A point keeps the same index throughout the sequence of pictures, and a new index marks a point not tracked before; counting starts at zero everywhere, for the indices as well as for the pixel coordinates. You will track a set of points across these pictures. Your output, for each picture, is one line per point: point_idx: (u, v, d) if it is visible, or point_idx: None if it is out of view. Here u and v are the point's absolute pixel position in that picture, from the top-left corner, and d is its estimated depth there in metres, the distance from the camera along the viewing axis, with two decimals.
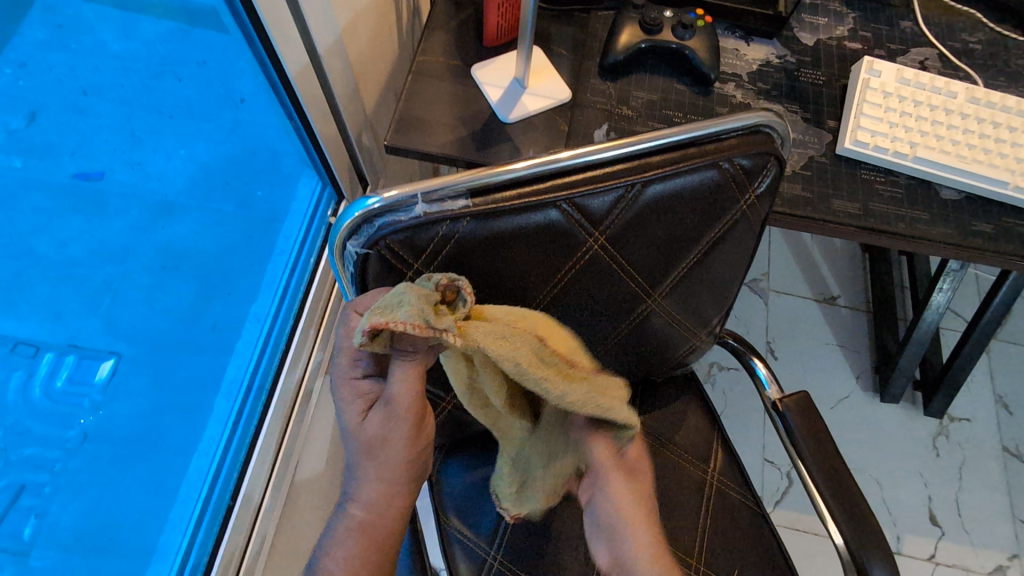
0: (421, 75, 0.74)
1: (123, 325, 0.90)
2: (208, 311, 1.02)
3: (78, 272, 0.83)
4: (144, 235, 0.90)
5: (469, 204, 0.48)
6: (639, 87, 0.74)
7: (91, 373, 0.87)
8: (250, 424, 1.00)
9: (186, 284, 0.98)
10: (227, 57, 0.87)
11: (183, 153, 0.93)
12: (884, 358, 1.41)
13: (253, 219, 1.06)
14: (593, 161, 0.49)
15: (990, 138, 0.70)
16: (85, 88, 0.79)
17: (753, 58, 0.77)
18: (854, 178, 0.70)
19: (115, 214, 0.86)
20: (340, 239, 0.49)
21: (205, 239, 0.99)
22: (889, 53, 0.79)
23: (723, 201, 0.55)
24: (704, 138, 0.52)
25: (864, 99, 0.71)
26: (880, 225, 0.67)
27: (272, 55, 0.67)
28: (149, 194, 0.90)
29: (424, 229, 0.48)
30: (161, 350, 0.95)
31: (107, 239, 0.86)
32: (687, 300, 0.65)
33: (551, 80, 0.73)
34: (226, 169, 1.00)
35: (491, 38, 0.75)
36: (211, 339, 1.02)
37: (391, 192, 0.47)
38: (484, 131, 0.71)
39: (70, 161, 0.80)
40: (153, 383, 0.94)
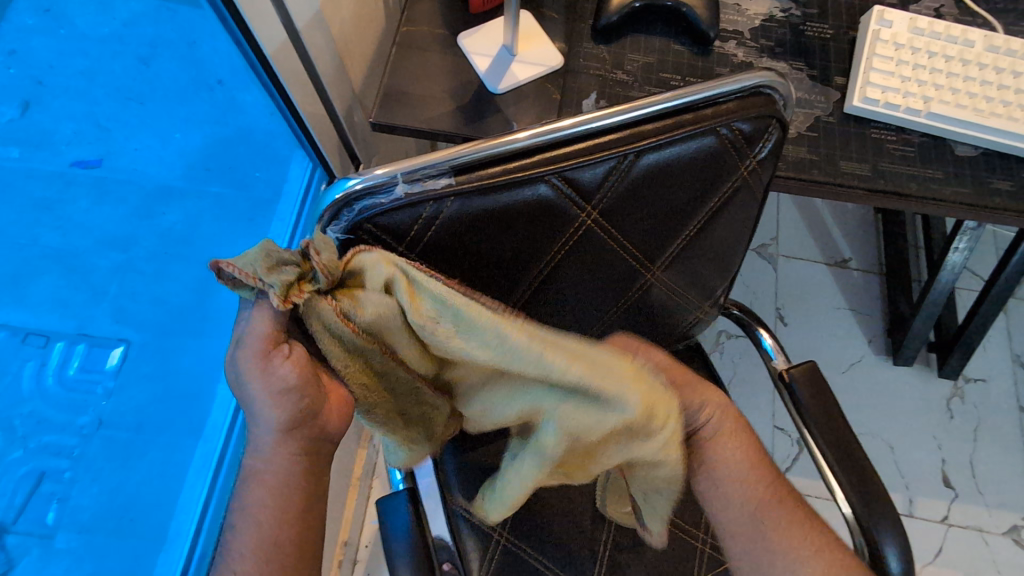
0: (406, 46, 0.71)
1: (130, 312, 0.91)
2: (212, 297, 1.00)
3: (81, 260, 0.85)
4: (143, 221, 0.92)
5: (452, 183, 0.46)
6: (635, 49, 0.71)
7: (102, 359, 0.88)
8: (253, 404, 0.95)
9: (187, 271, 0.98)
10: (204, 34, 0.83)
11: (177, 137, 0.94)
12: (897, 320, 1.38)
13: (252, 197, 1.02)
14: (582, 132, 0.47)
15: (1009, 89, 0.65)
16: (42, 77, 0.77)
17: (755, 12, 0.73)
18: (863, 138, 0.66)
19: (114, 200, 0.88)
20: (320, 225, 0.48)
21: (201, 225, 0.98)
22: (902, 1, 0.75)
23: (722, 169, 0.52)
24: (702, 102, 0.49)
25: (873, 53, 0.67)
26: (892, 186, 0.64)
27: (247, 34, 0.64)
28: (147, 180, 0.92)
29: (406, 211, 0.47)
30: (167, 335, 0.96)
31: (106, 224, 0.88)
32: (688, 271, 0.63)
33: (541, 46, 0.70)
34: (220, 152, 0.98)
35: (477, 4, 0.71)
36: (217, 322, 0.99)
37: (370, 173, 0.45)
38: (472, 103, 0.68)
39: (68, 148, 0.82)
40: (163, 368, 0.95)
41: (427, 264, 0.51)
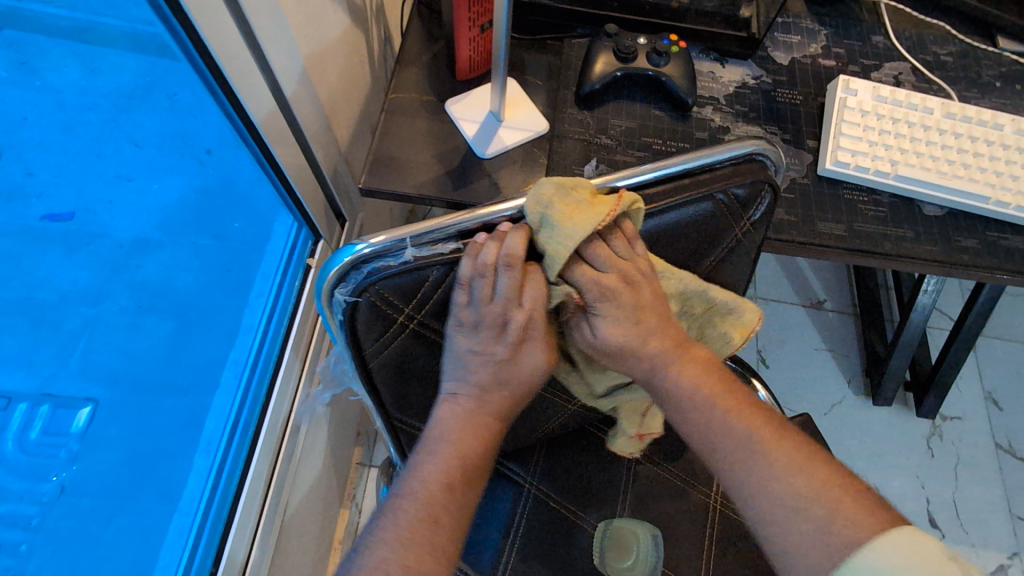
0: (394, 113, 0.72)
1: (99, 369, 0.78)
2: (187, 351, 0.89)
3: (49, 318, 0.71)
4: (115, 275, 0.79)
5: (459, 246, 0.47)
6: (617, 114, 0.73)
7: (67, 422, 0.75)
8: (235, 474, 0.82)
9: (163, 325, 0.86)
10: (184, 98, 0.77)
11: (154, 188, 0.83)
12: (874, 360, 1.42)
13: (236, 251, 0.94)
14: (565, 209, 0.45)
15: (969, 153, 0.69)
16: (138, 139, 0.80)
17: (729, 80, 0.77)
18: (837, 200, 0.69)
19: (85, 253, 0.76)
20: (326, 287, 0.47)
21: (180, 277, 0.88)
22: (863, 69, 0.80)
23: (720, 231, 0.54)
24: (698, 168, 0.51)
25: (842, 119, 0.71)
26: (867, 246, 0.66)
27: (233, 100, 0.62)
28: (122, 232, 0.80)
29: (413, 273, 0.46)
30: (143, 393, 0.83)
31: (74, 280, 0.74)
32: None
33: (527, 111, 0.72)
34: (202, 206, 0.89)
35: (464, 71, 0.73)
36: (202, 384, 0.90)
37: (379, 237, 0.45)
38: (461, 167, 0.69)
39: (38, 202, 0.70)
40: (133, 433, 0.82)
41: (434, 325, 0.51)
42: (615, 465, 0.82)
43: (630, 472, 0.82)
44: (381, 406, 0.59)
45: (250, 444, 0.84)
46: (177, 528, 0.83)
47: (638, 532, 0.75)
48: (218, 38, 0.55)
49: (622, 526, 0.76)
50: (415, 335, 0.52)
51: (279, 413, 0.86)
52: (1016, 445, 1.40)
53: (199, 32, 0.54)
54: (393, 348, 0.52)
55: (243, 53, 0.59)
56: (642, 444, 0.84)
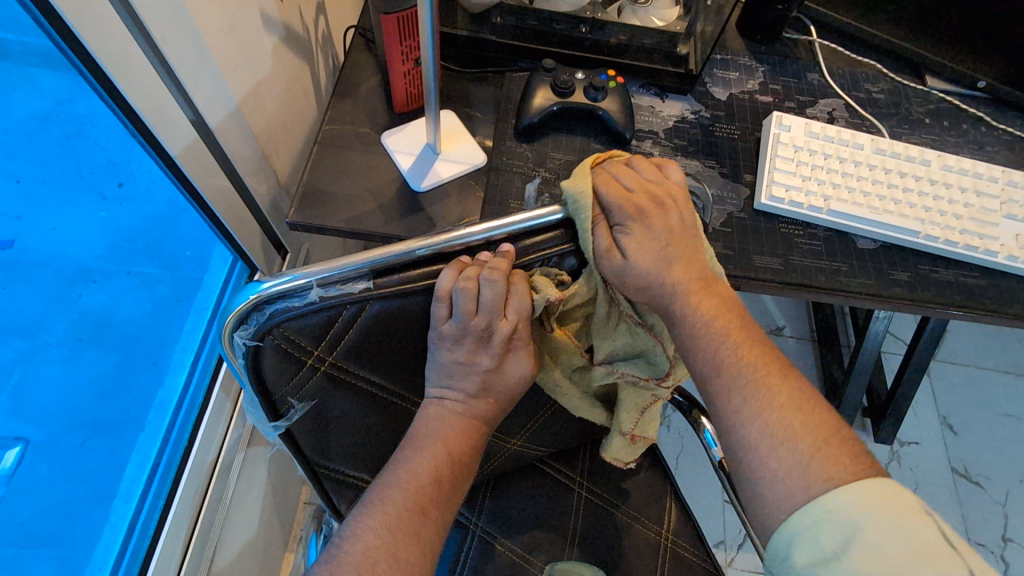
0: (327, 144, 0.70)
1: (34, 409, 0.71)
2: (116, 393, 0.81)
3: None
4: (60, 305, 0.73)
5: (371, 286, 0.44)
6: (557, 147, 0.73)
7: None
8: (150, 525, 0.76)
9: (102, 362, 0.79)
10: (109, 125, 0.69)
11: (102, 214, 0.77)
12: (832, 387, 1.45)
13: (171, 281, 0.87)
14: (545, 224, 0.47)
15: (898, 188, 0.71)
16: (21, 177, 0.67)
17: (669, 114, 0.78)
18: (774, 234, 0.69)
19: (25, 284, 0.68)
20: (226, 330, 0.43)
21: (126, 309, 0.82)
22: (799, 105, 0.81)
23: None
24: None
25: (776, 154, 0.71)
26: (802, 280, 0.67)
27: (148, 133, 0.60)
28: (62, 262, 0.73)
29: (322, 313, 0.44)
30: (80, 432, 0.76)
31: (18, 309, 0.68)
32: None
33: (463, 144, 0.71)
34: (147, 239, 0.83)
35: (401, 104, 0.72)
36: (126, 428, 0.81)
37: (282, 276, 0.42)
38: (396, 199, 0.67)
39: None
40: (61, 479, 0.74)
41: (350, 366, 0.49)
42: (563, 503, 0.80)
43: (578, 509, 0.79)
44: (299, 452, 0.56)
45: (171, 489, 0.78)
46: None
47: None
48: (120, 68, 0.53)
49: (568, 567, 0.74)
50: (328, 378, 0.49)
51: (204, 456, 0.80)
52: (972, 470, 1.42)
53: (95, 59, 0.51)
54: (306, 391, 0.49)
55: (152, 82, 0.57)
56: (592, 480, 0.81)
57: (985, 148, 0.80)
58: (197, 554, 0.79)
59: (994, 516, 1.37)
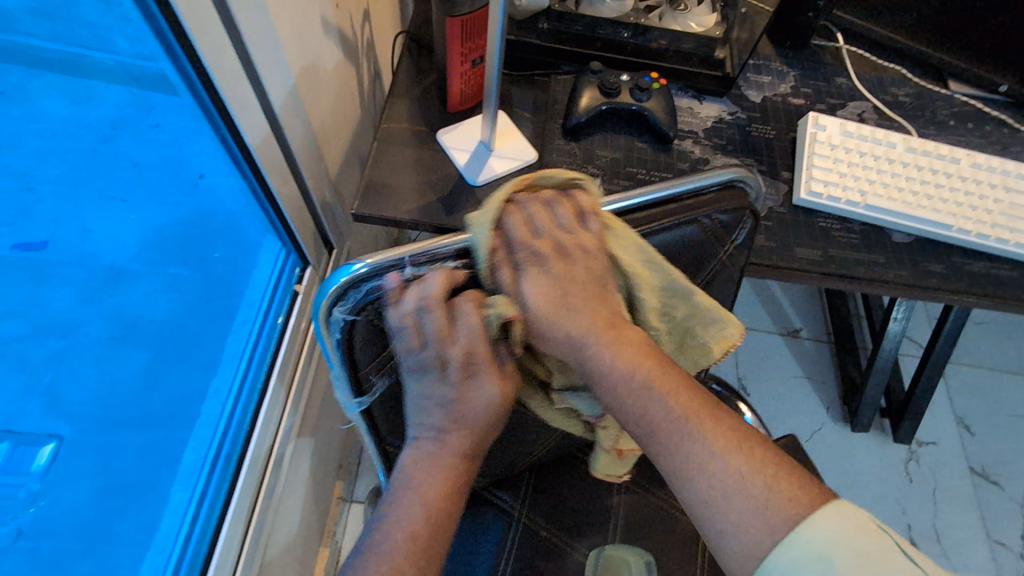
0: (386, 142, 0.74)
1: (69, 404, 0.73)
2: (156, 389, 0.83)
3: (19, 350, 0.67)
4: (90, 306, 0.75)
5: (456, 265, 0.48)
6: (603, 145, 0.76)
7: (28, 461, 0.70)
8: (212, 514, 0.77)
9: (136, 357, 0.80)
10: (181, 119, 0.72)
11: (132, 218, 0.78)
12: (850, 387, 1.48)
13: (211, 281, 0.88)
14: (614, 210, 0.52)
15: (930, 184, 0.74)
16: (124, 193, 0.77)
17: (707, 115, 0.81)
18: (812, 227, 0.72)
19: (58, 284, 0.70)
20: (325, 306, 0.47)
21: (154, 309, 0.81)
22: (830, 107, 0.85)
23: (707, 254, 0.56)
24: (685, 193, 0.54)
25: (813, 152, 0.75)
26: (843, 270, 0.70)
27: (230, 124, 0.63)
28: (96, 263, 0.75)
29: (413, 290, 0.48)
30: (109, 427, 0.77)
31: (48, 308, 0.70)
32: None
33: (516, 141, 0.74)
34: (185, 233, 0.84)
35: (456, 103, 0.75)
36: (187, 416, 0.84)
37: (378, 256, 0.46)
38: (454, 192, 0.70)
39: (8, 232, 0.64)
40: (100, 471, 0.76)
41: None
42: (605, 491, 0.82)
43: (621, 497, 0.82)
44: (373, 428, 0.59)
45: (231, 481, 0.79)
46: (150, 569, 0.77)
47: (630, 559, 0.73)
48: (217, 62, 0.56)
49: (612, 553, 0.74)
50: None
51: (261, 447, 0.81)
52: (990, 470, 1.44)
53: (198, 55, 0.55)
54: (391, 368, 0.52)
55: (240, 77, 0.60)
56: (632, 468, 0.84)
57: (1009, 149, 0.84)
58: (253, 543, 0.80)
59: (1014, 515, 1.39)
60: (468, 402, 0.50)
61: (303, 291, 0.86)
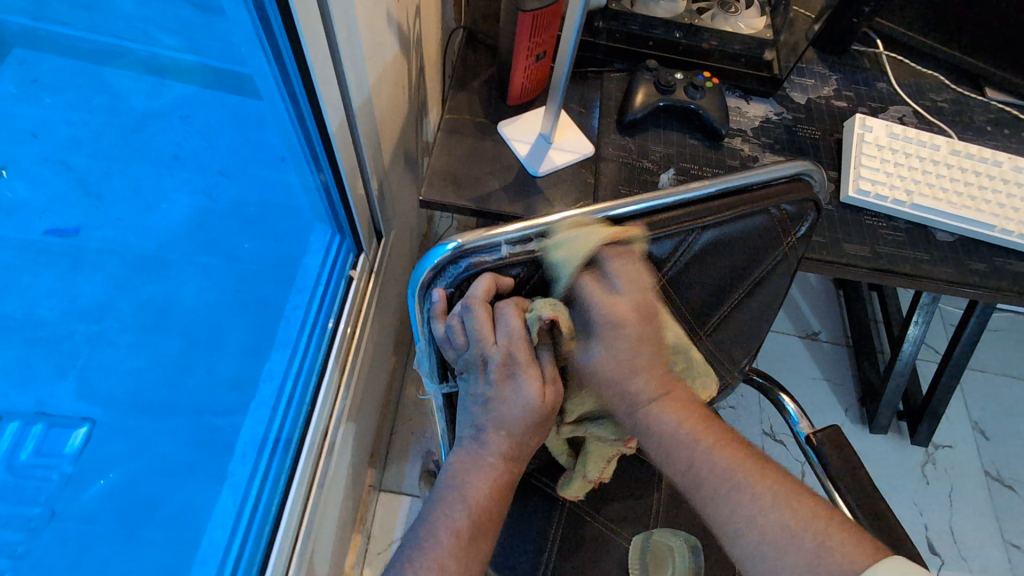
0: (449, 132, 0.76)
1: (97, 387, 0.73)
2: (191, 370, 0.84)
3: (44, 333, 0.68)
4: (123, 290, 0.78)
5: (543, 246, 0.51)
6: (656, 141, 0.79)
7: (62, 441, 0.68)
8: (278, 488, 0.79)
9: (167, 342, 0.82)
10: (247, 113, 0.84)
11: (163, 208, 0.84)
12: (868, 390, 1.50)
13: (245, 272, 0.91)
14: (689, 199, 0.53)
15: (973, 186, 0.77)
16: (178, 153, 0.85)
17: (755, 115, 0.84)
18: (860, 225, 0.75)
19: (92, 271, 0.75)
20: (424, 281, 0.52)
21: (188, 295, 0.85)
22: (872, 110, 0.88)
23: (770, 243, 0.59)
24: (756, 183, 0.56)
25: (861, 152, 0.78)
26: (890, 266, 0.72)
27: (315, 107, 0.66)
28: (135, 248, 0.80)
29: (503, 268, 0.52)
30: (143, 412, 0.77)
31: (79, 295, 0.74)
32: (733, 334, 0.68)
33: (573, 135, 0.76)
34: (208, 225, 0.87)
35: (516, 97, 0.78)
36: (237, 401, 0.86)
37: (472, 238, 0.50)
38: (516, 182, 0.73)
39: (41, 218, 0.69)
40: (131, 453, 0.75)
41: None
42: (647, 479, 0.84)
43: (663, 486, 0.83)
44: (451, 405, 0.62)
45: (291, 466, 0.81)
46: (205, 558, 0.76)
47: (676, 548, 0.75)
48: (316, 47, 0.58)
49: (660, 540, 0.76)
50: None
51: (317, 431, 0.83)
52: (1005, 474, 1.47)
53: (299, 35, 0.56)
54: None
55: (329, 60, 0.62)
56: None
57: None
58: (308, 531, 0.81)
59: None
60: (506, 400, 0.53)
61: (356, 276, 0.90)
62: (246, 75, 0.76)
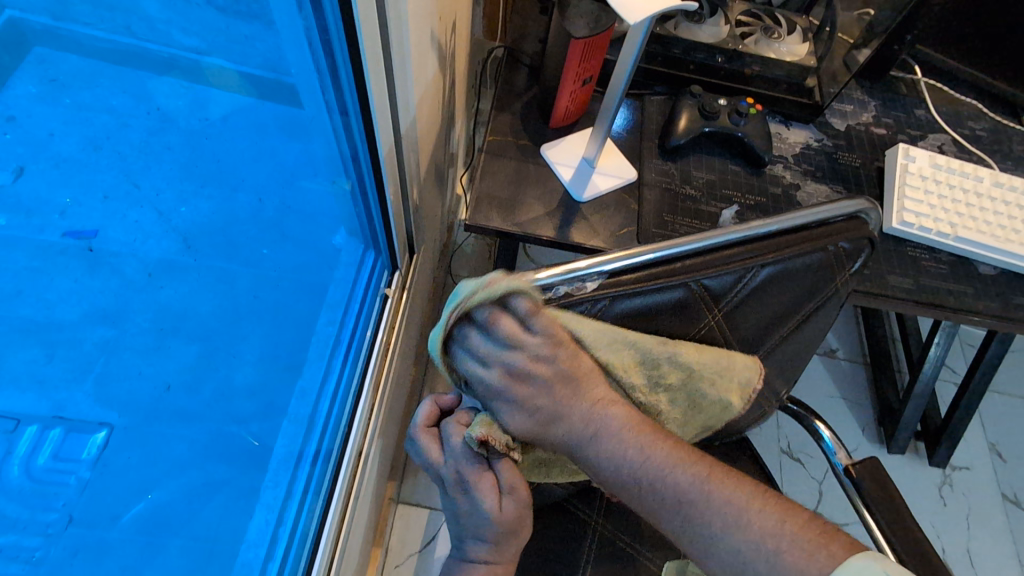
0: (492, 155, 0.76)
1: (115, 395, 0.61)
2: (205, 377, 0.73)
3: (64, 336, 0.56)
4: (134, 295, 0.64)
5: (607, 282, 0.49)
6: (699, 167, 0.78)
7: (78, 449, 0.57)
8: (320, 495, 0.82)
9: (186, 349, 0.70)
10: (298, 124, 0.77)
11: (182, 211, 0.69)
12: (887, 410, 1.50)
13: (264, 278, 0.82)
14: (749, 237, 0.53)
15: (1017, 220, 0.76)
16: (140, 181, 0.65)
17: (795, 140, 0.83)
18: (903, 256, 0.74)
19: (100, 278, 0.60)
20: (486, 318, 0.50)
21: (203, 305, 0.72)
22: (911, 138, 0.88)
23: (823, 280, 0.58)
24: (814, 223, 0.56)
25: (905, 182, 0.77)
26: (933, 299, 0.72)
27: (365, 128, 0.65)
28: (147, 253, 0.65)
29: (568, 307, 0.49)
30: (159, 418, 0.66)
31: (92, 296, 0.59)
32: (777, 366, 0.68)
33: (616, 159, 0.76)
34: (227, 232, 0.76)
35: (558, 119, 0.78)
36: (259, 409, 0.80)
37: (538, 275, 0.47)
38: (559, 207, 0.73)
39: (63, 217, 0.55)
40: (155, 466, 0.65)
41: None
42: None
43: None
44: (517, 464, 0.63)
45: (333, 475, 0.83)
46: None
47: None
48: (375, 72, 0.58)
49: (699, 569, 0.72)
50: None
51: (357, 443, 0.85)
52: (1021, 497, 1.46)
53: (362, 64, 0.56)
54: None
55: (386, 85, 0.62)
56: None
57: None
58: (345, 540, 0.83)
59: None
60: (470, 513, 0.54)
61: (391, 294, 0.91)
62: (287, 83, 0.72)
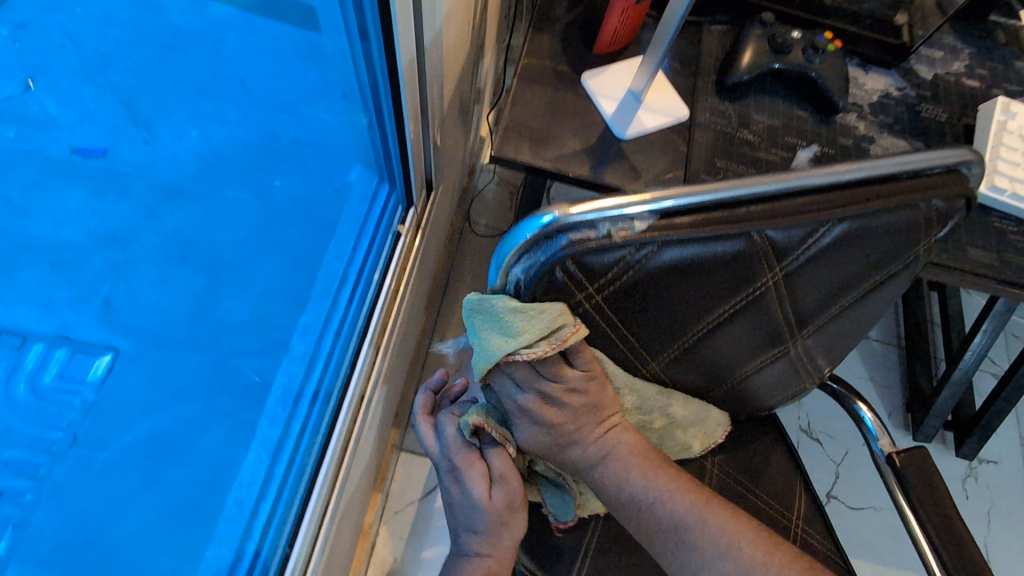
0: (525, 81, 0.67)
1: (135, 305, 0.69)
2: (220, 297, 0.76)
3: (72, 256, 0.64)
4: (148, 220, 0.72)
5: (656, 225, 0.42)
6: (760, 110, 0.68)
7: (84, 371, 0.63)
8: (319, 433, 0.73)
9: (193, 277, 0.74)
10: (312, 46, 0.76)
11: (192, 134, 0.77)
12: (917, 396, 1.42)
13: (277, 207, 0.82)
14: (832, 183, 0.44)
15: None
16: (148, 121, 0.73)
17: (872, 88, 0.73)
18: (987, 228, 0.65)
19: (118, 197, 0.69)
20: (507, 261, 0.45)
21: (222, 231, 0.78)
22: (1008, 93, 0.76)
23: (908, 243, 0.49)
24: (906, 173, 0.46)
25: (1000, 142, 0.67)
26: (1018, 278, 0.63)
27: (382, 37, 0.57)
28: (157, 175, 0.74)
29: (605, 251, 0.43)
30: (169, 339, 0.71)
31: (109, 217, 0.68)
32: (829, 340, 0.60)
33: (666, 96, 0.67)
34: (240, 158, 0.80)
35: (604, 44, 0.68)
36: (261, 344, 0.78)
37: (574, 210, 0.41)
38: (598, 144, 0.64)
39: (67, 133, 0.65)
40: (155, 384, 0.69)
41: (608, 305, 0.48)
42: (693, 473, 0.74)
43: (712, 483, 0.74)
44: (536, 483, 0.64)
45: (330, 419, 0.73)
46: (228, 519, 0.68)
47: None
48: None
49: None
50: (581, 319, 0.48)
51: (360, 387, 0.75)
52: None
53: None
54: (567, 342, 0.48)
55: None
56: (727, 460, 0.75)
57: None
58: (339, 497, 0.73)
59: None
60: (462, 504, 0.55)
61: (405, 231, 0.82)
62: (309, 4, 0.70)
